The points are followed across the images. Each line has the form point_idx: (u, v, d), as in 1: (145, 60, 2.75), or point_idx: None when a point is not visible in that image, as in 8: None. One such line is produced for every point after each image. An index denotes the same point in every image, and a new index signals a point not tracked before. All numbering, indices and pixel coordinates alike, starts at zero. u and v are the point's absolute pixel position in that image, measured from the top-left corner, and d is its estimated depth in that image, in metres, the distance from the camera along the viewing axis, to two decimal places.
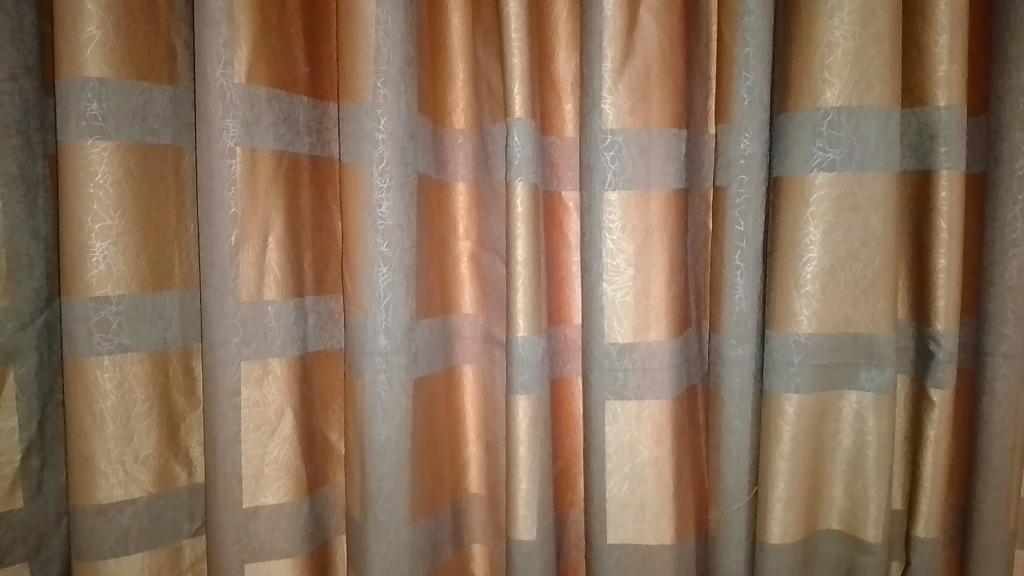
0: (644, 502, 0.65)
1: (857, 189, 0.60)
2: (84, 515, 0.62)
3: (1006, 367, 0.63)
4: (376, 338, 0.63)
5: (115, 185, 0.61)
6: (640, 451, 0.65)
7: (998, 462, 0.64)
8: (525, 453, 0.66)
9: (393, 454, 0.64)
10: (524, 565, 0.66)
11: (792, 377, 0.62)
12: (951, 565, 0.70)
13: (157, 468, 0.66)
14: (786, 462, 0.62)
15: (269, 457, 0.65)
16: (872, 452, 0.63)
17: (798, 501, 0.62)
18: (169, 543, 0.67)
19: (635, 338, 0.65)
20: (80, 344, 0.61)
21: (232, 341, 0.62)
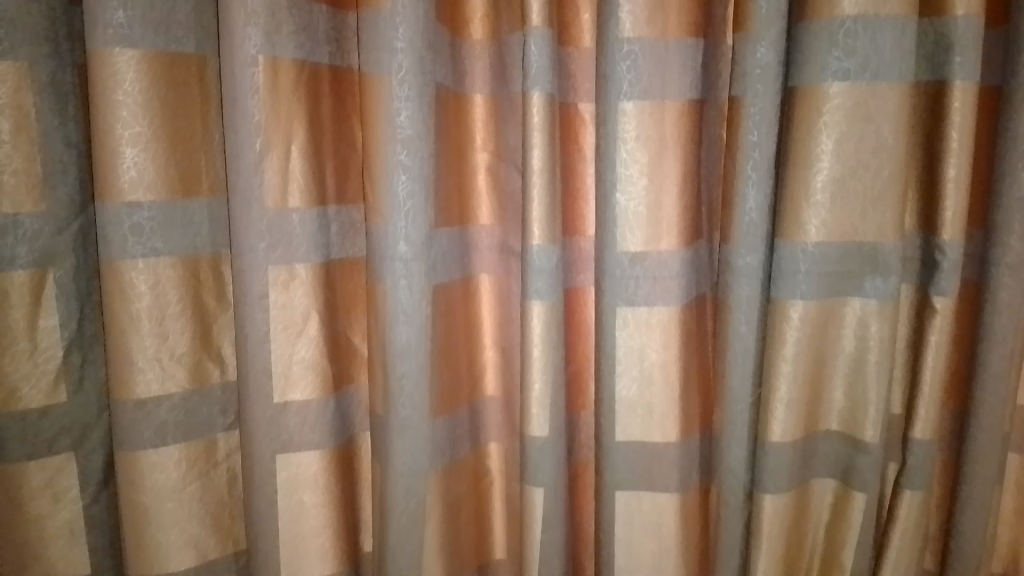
0: (652, 403, 0.69)
1: (871, 99, 0.61)
2: (124, 407, 0.66)
3: (1010, 278, 0.65)
4: (397, 245, 0.65)
5: (143, 93, 0.63)
6: (649, 355, 0.68)
7: (997, 369, 0.66)
8: (539, 356, 0.69)
9: (413, 355, 0.67)
10: (537, 460, 0.70)
11: (798, 284, 0.64)
12: (947, 468, 0.73)
13: (191, 365, 0.70)
14: (788, 365, 0.65)
15: (296, 356, 0.69)
16: (873, 356, 0.66)
17: (798, 403, 0.66)
18: (205, 436, 0.72)
19: (646, 248, 0.66)
20: (114, 247, 0.64)
21: (259, 247, 0.65)
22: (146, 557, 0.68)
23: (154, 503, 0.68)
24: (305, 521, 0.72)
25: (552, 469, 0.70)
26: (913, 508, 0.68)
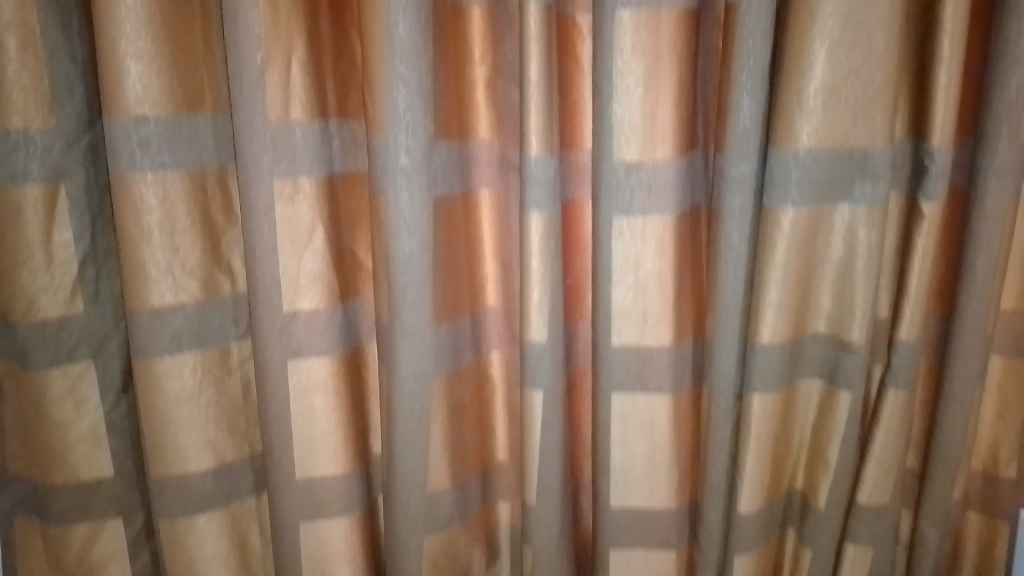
0: (646, 309, 0.71)
1: (862, 6, 0.62)
2: (139, 317, 0.70)
3: (997, 184, 0.66)
4: (397, 157, 0.67)
5: (145, 9, 0.64)
6: (644, 263, 0.70)
7: (982, 274, 0.68)
8: (537, 265, 0.71)
9: (416, 266, 0.70)
10: (536, 364, 0.73)
11: (789, 191, 0.65)
12: (932, 372, 0.76)
13: (203, 277, 0.73)
14: (778, 271, 0.67)
15: (304, 268, 0.72)
16: (861, 261, 0.68)
17: (787, 307, 0.68)
18: (218, 345, 0.75)
19: (642, 158, 0.68)
20: (123, 161, 0.66)
21: (263, 160, 0.67)
22: (167, 458, 0.73)
23: (173, 408, 0.72)
24: (315, 424, 0.75)
25: (550, 372, 0.74)
26: (896, 407, 0.71)
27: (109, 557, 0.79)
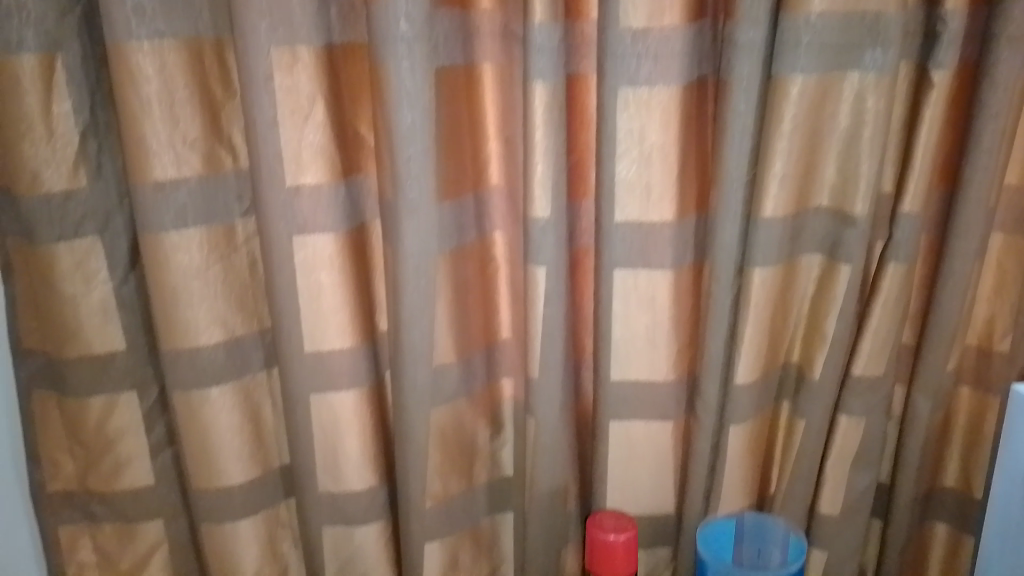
0: (650, 183, 0.71)
1: None
2: (143, 191, 0.70)
3: (1009, 50, 0.65)
4: (397, 24, 0.65)
5: None
6: (649, 136, 0.70)
7: (987, 145, 0.68)
8: (541, 138, 0.71)
9: (418, 138, 0.69)
10: (539, 239, 0.74)
11: (799, 57, 0.64)
12: (933, 248, 0.76)
13: (204, 151, 0.73)
14: (785, 142, 0.67)
15: (305, 141, 0.72)
16: (867, 131, 0.68)
17: (792, 179, 0.69)
18: (222, 222, 0.75)
19: (648, 25, 0.66)
20: (119, 28, 0.66)
21: (260, 27, 0.66)
22: (178, 331, 0.75)
23: (181, 281, 0.74)
24: (321, 300, 0.77)
25: (553, 247, 0.74)
26: (895, 281, 0.72)
27: (125, 429, 0.81)
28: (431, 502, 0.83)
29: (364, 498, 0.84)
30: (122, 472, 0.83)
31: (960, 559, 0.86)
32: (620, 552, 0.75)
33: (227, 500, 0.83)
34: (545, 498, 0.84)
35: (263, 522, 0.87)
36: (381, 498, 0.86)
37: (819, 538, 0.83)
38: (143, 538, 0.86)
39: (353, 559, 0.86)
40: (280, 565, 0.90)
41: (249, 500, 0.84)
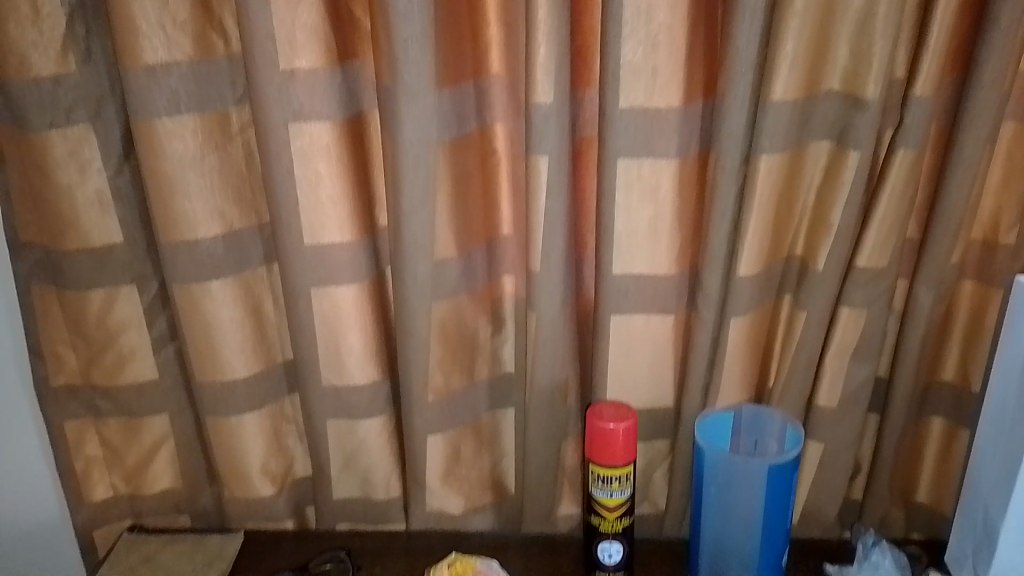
0: (656, 67, 0.70)
1: None
2: (134, 76, 0.70)
3: None
4: None
5: None
6: (655, 16, 0.68)
7: (1005, 25, 0.66)
8: (546, 18, 0.69)
9: (416, 18, 0.67)
10: (541, 126, 0.73)
11: None
12: (942, 137, 0.75)
13: (195, 35, 0.72)
14: (796, 21, 0.65)
15: (299, 22, 0.71)
16: (882, 11, 0.66)
17: (802, 60, 0.67)
18: (216, 109, 0.74)
19: None
20: None
21: None
22: (176, 222, 0.76)
23: (176, 170, 0.74)
24: (320, 190, 0.76)
25: (556, 136, 0.73)
26: (903, 168, 0.71)
27: (126, 322, 0.83)
28: (434, 396, 0.86)
29: (368, 393, 0.86)
30: (125, 365, 0.85)
31: (955, 452, 0.88)
32: (621, 440, 0.77)
33: (231, 393, 0.85)
34: (545, 393, 0.85)
35: (267, 417, 0.89)
36: (385, 393, 0.88)
37: (814, 431, 0.85)
38: (149, 431, 0.89)
39: (358, 452, 0.90)
40: (287, 458, 0.93)
41: (254, 395, 0.86)
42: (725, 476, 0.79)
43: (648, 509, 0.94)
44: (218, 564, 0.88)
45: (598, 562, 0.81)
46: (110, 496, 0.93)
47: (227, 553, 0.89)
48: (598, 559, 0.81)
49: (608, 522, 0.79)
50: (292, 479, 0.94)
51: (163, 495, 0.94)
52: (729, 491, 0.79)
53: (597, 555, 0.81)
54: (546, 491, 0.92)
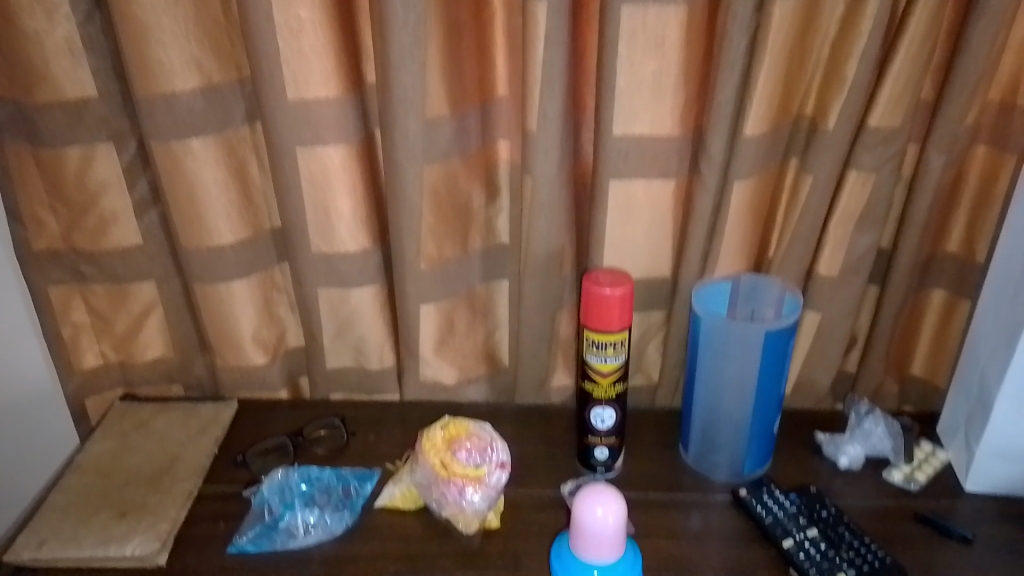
0: None
1: None
2: None
3: None
4: None
5: None
6: None
7: None
8: None
9: None
10: None
11: None
12: None
13: None
14: None
15: None
16: None
17: None
18: None
19: None
20: None
21: None
22: (152, 73, 0.72)
23: (149, 16, 0.70)
24: (303, 39, 0.72)
25: None
26: (925, 15, 0.68)
27: (107, 184, 0.82)
28: (427, 265, 0.84)
29: (359, 260, 0.84)
30: (108, 229, 0.84)
31: (953, 323, 0.87)
32: (617, 305, 0.75)
33: (218, 259, 0.83)
34: (541, 261, 0.83)
35: (256, 285, 0.87)
36: (377, 260, 0.85)
37: (812, 301, 0.84)
38: (137, 299, 0.89)
39: (351, 321, 0.89)
40: (278, 328, 0.92)
41: (243, 261, 0.84)
42: (719, 344, 0.78)
43: (640, 381, 0.95)
44: (213, 429, 0.88)
45: (591, 427, 0.81)
46: (100, 365, 0.93)
47: (221, 420, 0.89)
48: (590, 424, 0.81)
49: (602, 387, 0.79)
50: (285, 350, 0.94)
51: (154, 365, 0.94)
52: (723, 360, 0.78)
53: (589, 420, 0.81)
54: (540, 363, 0.91)
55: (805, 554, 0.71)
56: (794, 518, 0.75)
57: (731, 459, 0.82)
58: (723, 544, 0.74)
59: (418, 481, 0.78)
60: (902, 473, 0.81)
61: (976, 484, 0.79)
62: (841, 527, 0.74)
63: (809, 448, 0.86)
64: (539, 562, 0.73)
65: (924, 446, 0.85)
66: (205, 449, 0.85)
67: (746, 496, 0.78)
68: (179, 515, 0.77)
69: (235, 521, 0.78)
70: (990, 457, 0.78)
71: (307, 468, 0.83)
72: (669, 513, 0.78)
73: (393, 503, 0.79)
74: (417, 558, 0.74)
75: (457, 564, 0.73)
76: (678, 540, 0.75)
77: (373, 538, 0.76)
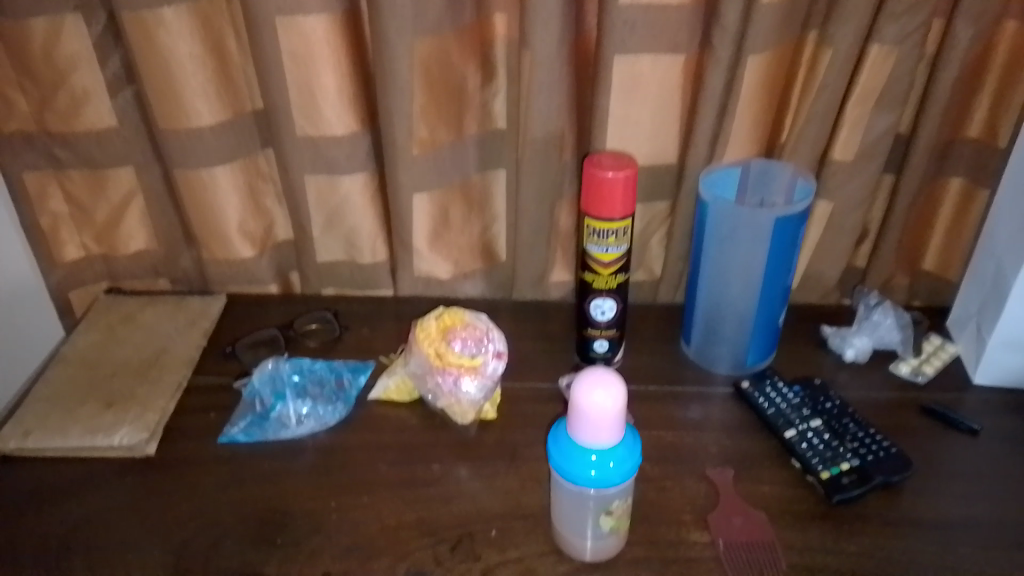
0: None
1: None
2: None
3: None
4: None
5: None
6: None
7: None
8: None
9: None
10: None
11: None
12: None
13: None
14: None
15: None
16: None
17: None
18: None
19: None
20: None
21: None
22: None
23: None
24: None
25: None
26: None
27: (76, 60, 0.77)
28: (418, 150, 0.79)
29: (347, 145, 0.79)
30: (81, 110, 0.79)
31: (970, 213, 0.84)
32: (619, 190, 0.71)
33: (199, 142, 0.79)
34: (540, 146, 0.79)
35: (240, 172, 0.83)
36: (367, 144, 0.81)
37: (824, 188, 0.80)
38: (116, 187, 0.85)
39: (341, 210, 0.85)
40: (265, 219, 0.88)
41: (224, 146, 0.80)
42: (725, 232, 0.74)
43: (642, 277, 0.91)
44: (201, 322, 0.85)
45: (590, 320, 0.79)
46: (83, 257, 0.90)
47: (210, 314, 0.87)
48: (590, 316, 0.79)
49: (603, 278, 0.76)
50: (274, 243, 0.90)
51: (138, 258, 0.90)
52: (728, 248, 0.75)
53: (589, 312, 0.78)
54: (538, 256, 0.88)
55: (808, 444, 0.70)
56: (798, 409, 0.74)
57: (734, 351, 0.80)
58: (723, 434, 0.73)
59: (413, 372, 0.75)
60: (910, 366, 0.79)
61: (985, 376, 0.77)
62: (846, 418, 0.72)
63: (813, 342, 0.84)
64: (536, 452, 0.72)
65: (934, 340, 0.82)
66: (193, 342, 0.83)
67: (749, 388, 0.76)
68: (168, 406, 0.75)
69: (226, 412, 0.76)
70: (1001, 349, 0.75)
71: (298, 360, 0.81)
72: (669, 405, 0.76)
73: (387, 394, 0.77)
74: (412, 448, 0.72)
75: (452, 453, 0.72)
76: (678, 430, 0.73)
77: (367, 428, 0.74)
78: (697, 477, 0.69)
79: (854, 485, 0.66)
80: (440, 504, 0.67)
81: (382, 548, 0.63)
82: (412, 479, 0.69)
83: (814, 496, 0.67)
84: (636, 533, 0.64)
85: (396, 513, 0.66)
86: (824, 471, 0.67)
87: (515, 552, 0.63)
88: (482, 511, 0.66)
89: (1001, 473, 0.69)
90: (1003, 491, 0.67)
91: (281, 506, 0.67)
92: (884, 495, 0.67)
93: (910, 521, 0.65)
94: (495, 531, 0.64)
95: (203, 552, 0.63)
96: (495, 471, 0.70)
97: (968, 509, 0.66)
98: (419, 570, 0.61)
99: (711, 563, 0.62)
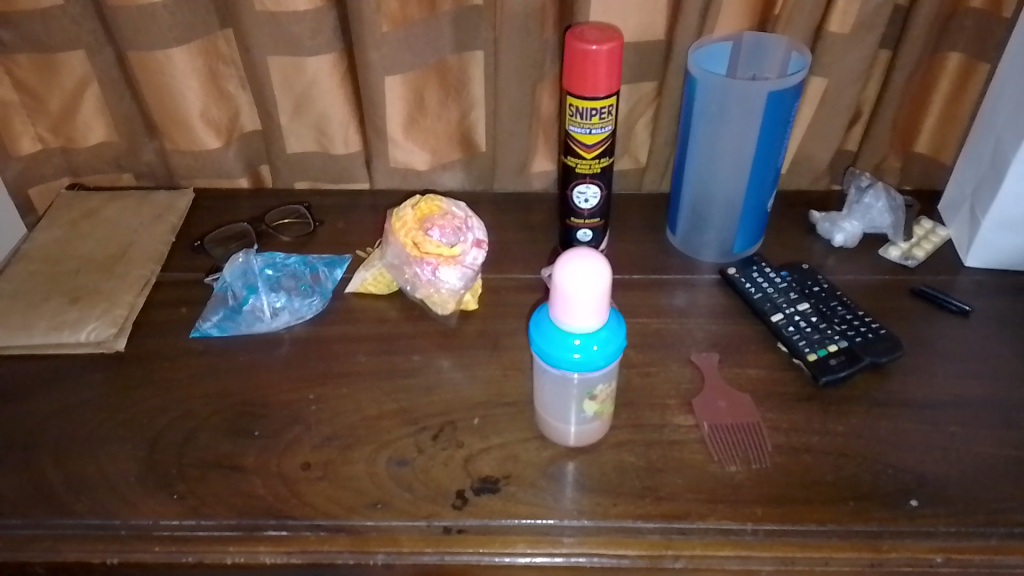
0: None
1: None
2: None
3: None
4: None
5: None
6: None
7: None
8: None
9: None
10: None
11: None
12: None
13: None
14: None
15: None
16: None
17: None
18: None
19: None
20: None
21: None
22: None
23: None
24: None
25: None
26: None
27: None
28: (388, 26, 0.74)
29: (311, 21, 0.74)
30: None
31: (968, 89, 0.80)
32: (603, 64, 0.66)
33: (151, 21, 0.73)
34: (519, 20, 0.74)
35: (199, 54, 0.77)
36: (332, 21, 0.75)
37: (819, 63, 0.77)
38: (68, 71, 0.80)
39: (309, 94, 0.80)
40: (229, 106, 0.83)
41: (180, 24, 0.74)
42: (716, 109, 0.71)
43: (627, 165, 0.88)
44: (169, 217, 0.81)
45: (573, 208, 0.76)
46: (40, 151, 0.85)
47: (177, 208, 0.83)
48: (572, 204, 0.76)
49: (586, 162, 0.72)
50: (240, 133, 0.86)
51: (99, 150, 0.86)
52: (718, 126, 0.72)
53: (571, 199, 0.75)
54: (519, 143, 0.84)
55: (795, 328, 0.69)
56: (785, 293, 0.72)
57: (721, 238, 0.78)
58: (709, 320, 0.72)
59: (391, 263, 0.73)
60: (900, 250, 0.78)
61: (976, 258, 0.76)
62: (834, 301, 0.71)
63: (802, 228, 0.81)
64: (518, 341, 0.70)
65: (925, 224, 0.80)
66: (160, 237, 0.79)
67: (736, 274, 0.74)
68: (136, 301, 0.73)
69: (198, 306, 0.73)
70: (994, 229, 0.73)
71: (271, 254, 0.78)
72: (654, 292, 0.75)
73: (365, 288, 0.74)
74: (391, 339, 0.70)
75: (433, 343, 0.70)
76: (663, 317, 0.72)
77: (344, 321, 0.72)
78: (682, 362, 0.68)
79: (842, 366, 0.65)
80: (421, 393, 0.65)
81: (363, 438, 0.62)
82: (392, 370, 0.67)
83: (801, 378, 0.66)
84: (620, 418, 0.63)
85: (377, 403, 0.64)
86: (811, 353, 0.66)
87: (497, 439, 0.62)
88: (465, 399, 0.65)
89: (989, 353, 0.68)
90: (990, 371, 0.67)
91: (257, 398, 0.65)
92: (871, 377, 0.66)
93: (897, 401, 0.64)
94: (477, 419, 0.63)
95: (179, 445, 0.62)
96: (477, 361, 0.68)
97: (956, 389, 0.65)
98: (401, 459, 0.60)
99: (696, 446, 0.61)
